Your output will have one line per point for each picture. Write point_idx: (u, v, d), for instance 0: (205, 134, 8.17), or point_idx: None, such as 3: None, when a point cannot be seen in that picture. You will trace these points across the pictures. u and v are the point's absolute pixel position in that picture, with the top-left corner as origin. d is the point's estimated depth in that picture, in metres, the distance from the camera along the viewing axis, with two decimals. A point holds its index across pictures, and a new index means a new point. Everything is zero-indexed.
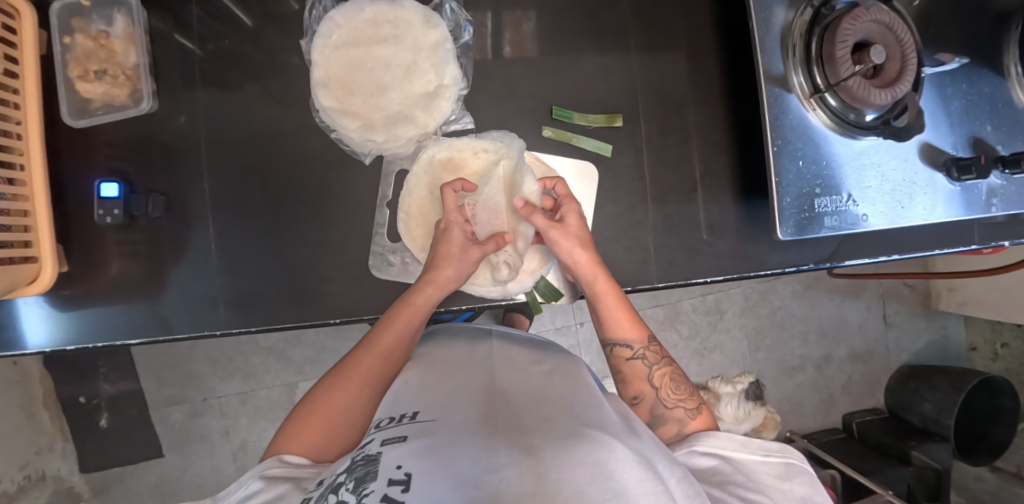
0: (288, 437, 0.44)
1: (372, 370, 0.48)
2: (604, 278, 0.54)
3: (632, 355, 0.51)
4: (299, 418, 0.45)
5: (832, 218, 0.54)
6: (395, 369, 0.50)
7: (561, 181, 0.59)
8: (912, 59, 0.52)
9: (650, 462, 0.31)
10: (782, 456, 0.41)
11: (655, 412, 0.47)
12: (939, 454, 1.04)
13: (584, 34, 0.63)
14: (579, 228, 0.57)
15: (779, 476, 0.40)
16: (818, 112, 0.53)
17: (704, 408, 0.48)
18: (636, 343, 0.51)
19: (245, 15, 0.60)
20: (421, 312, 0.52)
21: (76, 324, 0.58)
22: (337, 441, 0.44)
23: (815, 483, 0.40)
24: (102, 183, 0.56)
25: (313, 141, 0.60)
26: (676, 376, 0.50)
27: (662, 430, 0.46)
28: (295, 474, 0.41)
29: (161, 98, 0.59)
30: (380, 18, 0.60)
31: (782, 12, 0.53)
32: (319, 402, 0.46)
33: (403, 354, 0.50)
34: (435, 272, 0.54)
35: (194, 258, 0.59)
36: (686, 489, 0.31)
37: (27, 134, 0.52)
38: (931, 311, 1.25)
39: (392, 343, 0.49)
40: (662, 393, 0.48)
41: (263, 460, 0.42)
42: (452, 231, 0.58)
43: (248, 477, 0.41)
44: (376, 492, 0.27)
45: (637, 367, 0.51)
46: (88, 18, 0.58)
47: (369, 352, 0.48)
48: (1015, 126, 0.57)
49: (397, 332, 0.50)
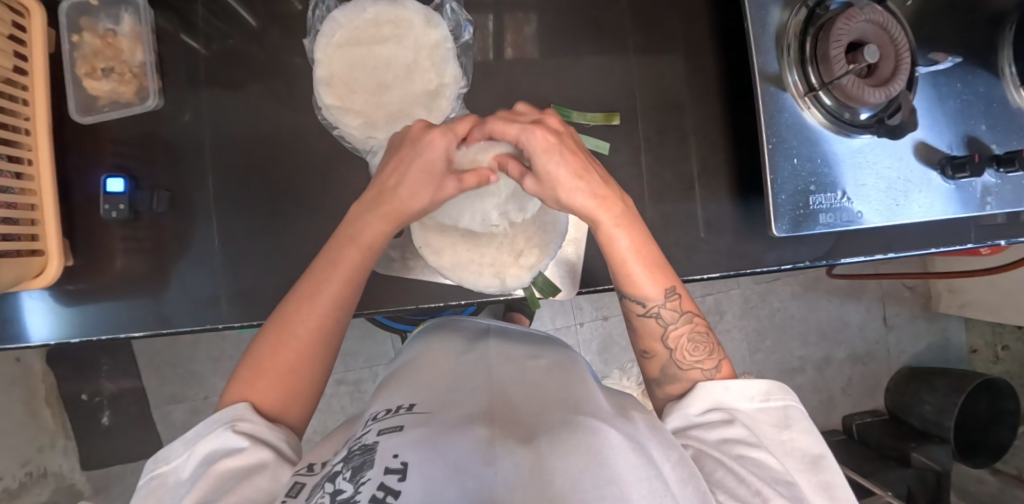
0: (242, 390, 0.43)
1: (319, 320, 0.47)
2: (618, 228, 0.48)
3: (645, 312, 0.49)
4: (248, 369, 0.44)
5: (827, 215, 0.55)
6: (343, 315, 0.49)
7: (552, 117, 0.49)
8: (906, 58, 0.53)
9: (644, 448, 0.32)
10: (780, 402, 0.42)
11: (667, 371, 0.48)
12: (939, 456, 1.04)
13: (583, 35, 0.64)
14: (595, 179, 0.48)
15: (778, 425, 0.41)
16: (813, 111, 0.54)
17: (722, 365, 0.47)
18: (652, 301, 0.48)
19: (249, 15, 0.61)
20: (368, 253, 0.49)
21: (78, 318, 0.59)
22: (293, 397, 0.45)
23: (811, 424, 0.41)
24: (108, 179, 0.57)
25: (317, 138, 0.62)
26: (694, 334, 0.48)
27: (673, 389, 0.47)
28: (266, 433, 0.40)
29: (167, 96, 0.60)
30: (382, 18, 0.60)
31: (777, 13, 0.54)
32: (264, 362, 0.44)
33: (351, 295, 0.49)
34: (388, 208, 0.49)
35: (197, 253, 0.60)
36: (678, 475, 0.32)
37: (35, 131, 0.53)
38: (932, 314, 1.26)
39: (340, 288, 0.48)
40: (677, 355, 0.48)
41: (229, 409, 0.41)
42: (405, 159, 0.48)
43: (218, 427, 0.40)
44: (372, 480, 0.27)
45: (650, 324, 0.49)
46: (96, 17, 0.59)
47: (312, 302, 0.46)
48: (1010, 125, 0.58)
49: (346, 277, 0.48)
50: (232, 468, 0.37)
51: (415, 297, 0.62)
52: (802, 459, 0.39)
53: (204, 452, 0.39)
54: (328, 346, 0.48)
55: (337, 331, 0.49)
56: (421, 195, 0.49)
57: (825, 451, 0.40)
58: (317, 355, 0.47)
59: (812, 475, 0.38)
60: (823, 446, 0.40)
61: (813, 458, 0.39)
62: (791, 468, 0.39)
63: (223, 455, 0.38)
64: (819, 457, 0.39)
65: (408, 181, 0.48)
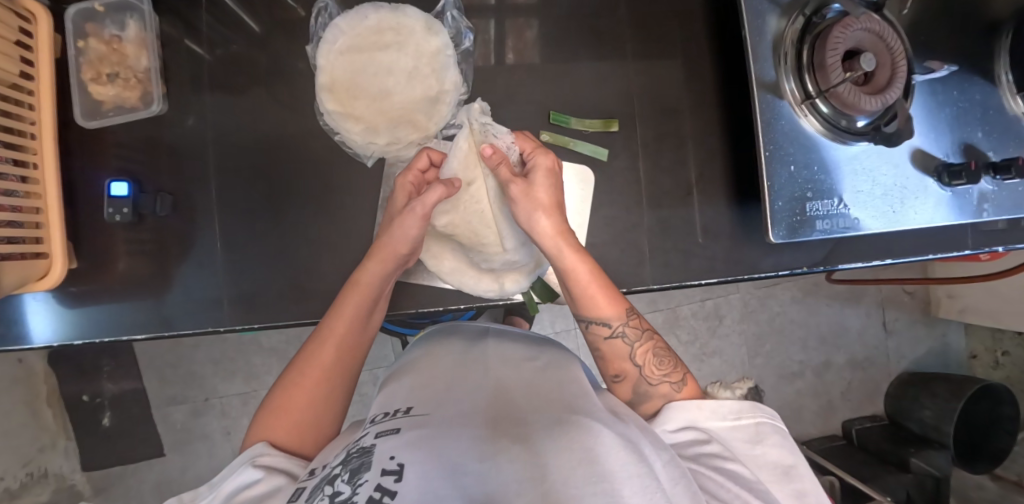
0: (260, 431, 0.46)
1: (327, 361, 0.49)
2: (571, 253, 0.52)
3: (611, 334, 0.51)
4: (266, 413, 0.47)
5: (824, 221, 0.55)
6: (350, 357, 0.50)
7: (523, 136, 0.59)
8: (902, 66, 0.53)
9: (636, 446, 0.32)
10: (753, 417, 0.43)
11: (639, 390, 0.48)
12: (938, 461, 1.03)
13: (582, 41, 0.65)
14: (548, 195, 0.55)
15: (751, 440, 0.42)
16: (809, 118, 0.55)
17: (687, 379, 0.49)
18: (614, 320, 0.51)
19: (252, 20, 0.62)
20: (369, 293, 0.52)
21: (81, 320, 0.59)
22: (307, 436, 0.46)
23: (786, 441, 0.42)
24: (113, 182, 0.57)
25: (318, 143, 0.62)
26: (658, 350, 0.50)
27: (646, 407, 0.47)
28: (287, 467, 0.42)
29: (171, 101, 0.61)
30: (384, 25, 0.61)
31: (774, 21, 0.55)
32: (280, 404, 0.47)
33: (358, 335, 0.51)
34: (380, 246, 0.52)
35: (200, 256, 0.61)
36: (671, 472, 0.32)
37: (41, 135, 0.53)
38: (932, 319, 1.25)
39: (344, 328, 0.50)
40: (645, 371, 0.49)
41: (251, 448, 0.43)
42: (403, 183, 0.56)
43: (240, 464, 0.42)
44: (370, 481, 0.28)
45: (616, 345, 0.51)
46: (101, 23, 0.60)
47: (321, 344, 0.49)
48: (1006, 132, 0.58)
49: (349, 317, 0.50)
50: (256, 497, 0.38)
51: (414, 300, 0.62)
52: (775, 471, 0.40)
53: (228, 489, 0.40)
54: (339, 386, 0.50)
55: (347, 372, 0.50)
56: (413, 233, 0.53)
57: (798, 465, 0.41)
58: (327, 395, 0.48)
59: (786, 486, 0.40)
60: (795, 457, 0.41)
61: (787, 470, 0.41)
62: (765, 481, 0.40)
63: (246, 488, 0.39)
64: (791, 468, 0.41)
65: (404, 221, 0.53)
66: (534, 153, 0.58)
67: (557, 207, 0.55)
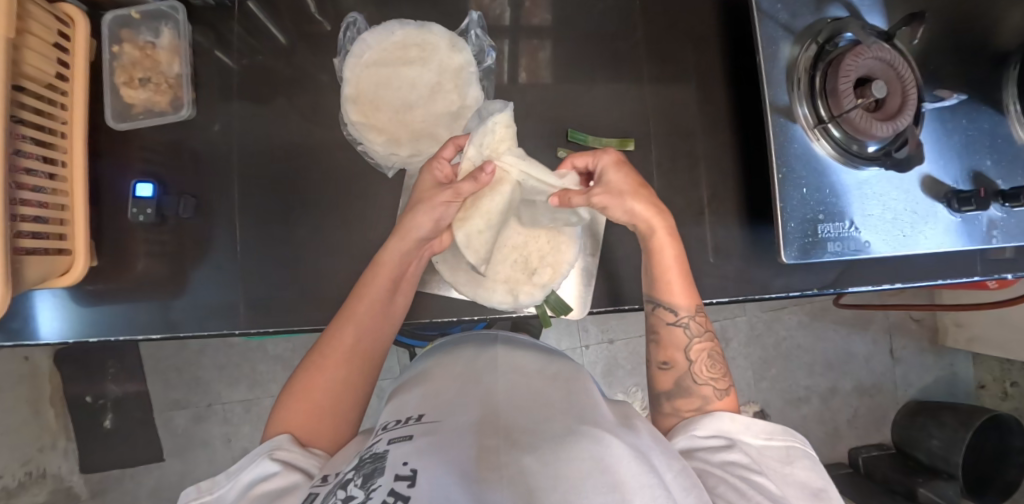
0: (281, 419, 0.46)
1: (348, 340, 0.50)
2: (664, 233, 0.52)
3: (675, 321, 0.52)
4: (289, 396, 0.47)
5: (835, 244, 0.56)
6: (371, 337, 0.52)
7: (580, 151, 0.57)
8: (912, 94, 0.54)
9: (646, 456, 0.32)
10: (785, 439, 0.43)
11: (681, 383, 0.49)
12: (946, 492, 1.02)
13: (600, 63, 0.67)
14: (629, 182, 0.54)
15: (782, 460, 0.41)
16: (821, 142, 0.56)
17: (731, 391, 0.49)
18: (683, 311, 0.52)
19: (281, 34, 0.64)
20: (392, 272, 0.53)
21: (95, 319, 0.60)
22: (325, 420, 0.46)
23: (817, 467, 0.41)
24: (138, 184, 0.59)
25: (340, 153, 0.64)
26: (713, 353, 0.51)
27: (683, 402, 0.48)
28: (303, 464, 0.41)
29: (199, 106, 0.63)
30: (409, 41, 0.64)
31: (787, 48, 0.57)
32: (304, 388, 0.47)
33: (380, 315, 0.53)
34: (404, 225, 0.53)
35: (216, 259, 0.61)
36: (682, 483, 0.32)
37: (71, 133, 0.55)
38: (940, 347, 1.25)
39: (365, 310, 0.51)
40: (695, 368, 0.50)
41: (272, 439, 0.43)
42: (431, 170, 0.56)
43: (257, 455, 0.41)
44: (383, 486, 0.28)
45: (676, 334, 0.52)
46: (136, 30, 0.62)
47: (344, 323, 0.51)
48: (1015, 161, 0.59)
49: (371, 297, 0.52)
50: (272, 489, 0.38)
51: (427, 310, 0.63)
52: (804, 491, 0.39)
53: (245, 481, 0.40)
54: (359, 371, 0.50)
55: (367, 360, 0.51)
56: (438, 210, 0.54)
57: (828, 490, 0.39)
58: (348, 377, 0.49)
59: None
60: (827, 482, 0.40)
61: (816, 492, 0.39)
62: (792, 497, 0.39)
63: (262, 481, 0.39)
64: (821, 491, 0.39)
65: (431, 197, 0.54)
66: (598, 159, 0.56)
67: (642, 188, 0.54)
